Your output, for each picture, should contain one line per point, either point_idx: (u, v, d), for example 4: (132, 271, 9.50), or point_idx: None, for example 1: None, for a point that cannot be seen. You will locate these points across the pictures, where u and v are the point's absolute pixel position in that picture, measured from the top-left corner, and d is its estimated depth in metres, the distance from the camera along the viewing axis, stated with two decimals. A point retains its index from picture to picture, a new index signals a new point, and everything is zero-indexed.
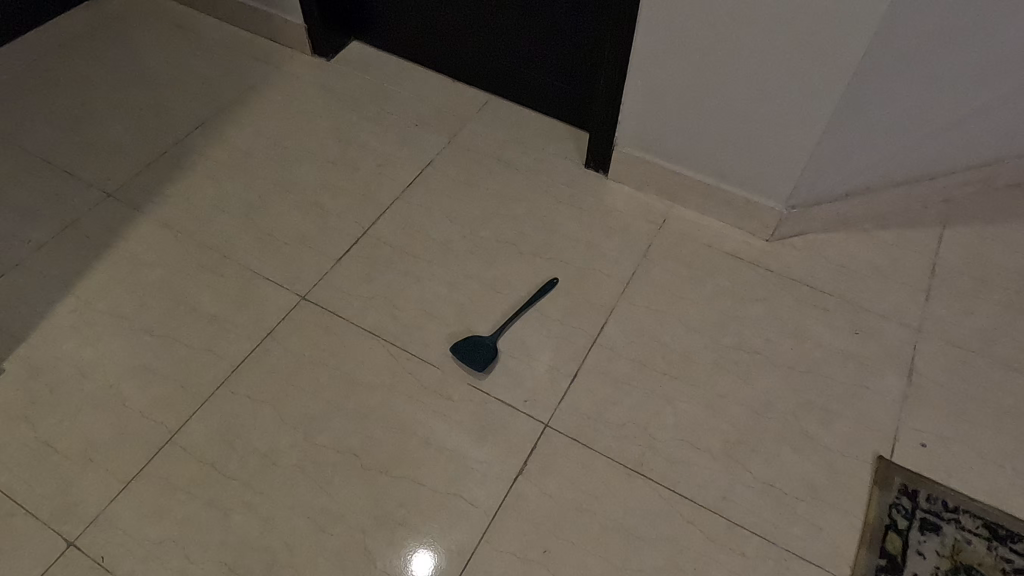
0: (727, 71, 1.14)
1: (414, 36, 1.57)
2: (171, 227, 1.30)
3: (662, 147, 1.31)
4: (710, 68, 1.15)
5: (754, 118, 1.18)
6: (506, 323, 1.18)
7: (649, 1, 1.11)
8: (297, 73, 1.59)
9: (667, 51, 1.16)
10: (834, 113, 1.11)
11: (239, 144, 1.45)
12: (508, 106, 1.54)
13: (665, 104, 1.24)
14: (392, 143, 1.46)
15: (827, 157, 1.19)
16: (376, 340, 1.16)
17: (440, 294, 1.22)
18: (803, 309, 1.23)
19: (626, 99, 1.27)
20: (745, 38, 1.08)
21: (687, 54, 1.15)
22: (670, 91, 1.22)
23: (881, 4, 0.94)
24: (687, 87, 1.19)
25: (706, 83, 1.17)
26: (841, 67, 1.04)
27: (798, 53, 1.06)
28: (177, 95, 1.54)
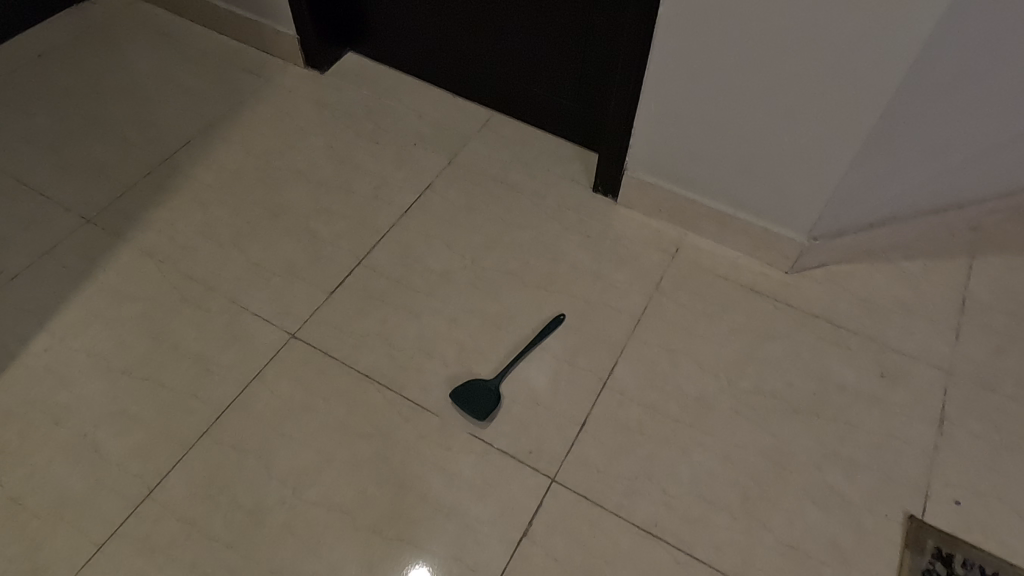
0: (748, 97, 1.06)
1: (413, 49, 1.49)
2: (153, 255, 1.22)
3: (675, 173, 1.24)
4: (730, 93, 1.07)
5: (776, 146, 1.10)
6: (509, 365, 1.10)
7: (667, 21, 1.03)
8: (290, 86, 1.51)
9: (684, 73, 1.08)
10: (864, 143, 1.03)
11: (227, 164, 1.37)
12: (512, 124, 1.46)
13: (680, 128, 1.16)
14: (388, 163, 1.38)
15: (854, 187, 1.11)
16: (371, 383, 1.09)
17: (440, 331, 1.15)
18: (825, 348, 1.16)
19: (638, 122, 1.19)
20: (770, 62, 1.00)
21: (706, 77, 1.07)
22: (686, 115, 1.14)
23: (922, 30, 0.86)
24: (704, 112, 1.12)
25: (725, 108, 1.09)
26: (874, 95, 0.96)
27: (828, 79, 0.98)
28: (162, 109, 1.46)
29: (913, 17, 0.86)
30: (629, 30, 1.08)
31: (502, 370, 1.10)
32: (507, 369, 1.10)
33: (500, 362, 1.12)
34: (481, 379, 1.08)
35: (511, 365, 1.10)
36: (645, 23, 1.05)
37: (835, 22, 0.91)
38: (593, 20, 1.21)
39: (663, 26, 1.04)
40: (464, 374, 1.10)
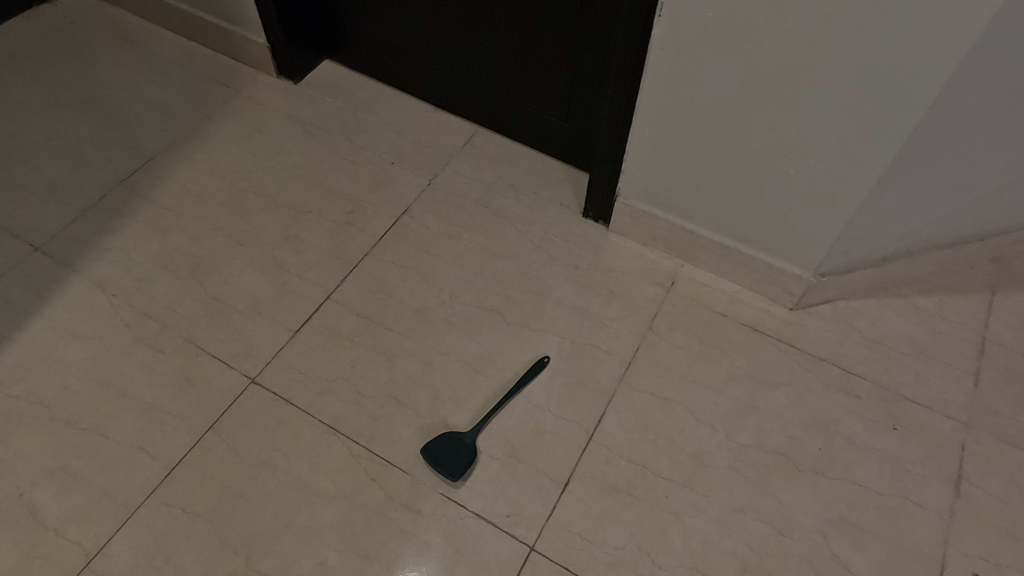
0: (751, 126, 0.96)
1: (392, 59, 1.39)
2: (105, 288, 1.13)
3: (671, 202, 1.14)
4: (731, 121, 0.97)
5: (781, 179, 1.00)
6: (486, 416, 1.01)
7: (662, 41, 0.93)
8: (261, 98, 1.41)
9: (681, 98, 0.98)
10: (880, 179, 0.93)
11: (189, 185, 1.27)
12: (497, 141, 1.36)
13: (676, 155, 1.06)
14: (363, 185, 1.28)
15: (866, 224, 1.01)
16: (337, 435, 1.00)
17: (413, 376, 1.06)
18: (833, 396, 1.06)
19: (631, 148, 1.09)
20: (775, 90, 0.90)
21: (705, 102, 0.97)
22: (682, 142, 1.04)
23: (950, 60, 0.76)
24: (702, 139, 1.02)
25: (725, 137, 1.00)
26: (892, 128, 0.87)
27: (841, 110, 0.88)
28: (122, 123, 1.36)
29: (939, 46, 0.76)
30: (621, 48, 0.97)
31: (478, 422, 1.01)
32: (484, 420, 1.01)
33: (477, 411, 1.03)
34: (455, 432, 0.99)
35: (489, 416, 1.01)
36: (639, 42, 0.95)
37: (850, 49, 0.81)
38: (583, 34, 1.11)
39: (658, 46, 0.94)
40: (438, 425, 1.01)
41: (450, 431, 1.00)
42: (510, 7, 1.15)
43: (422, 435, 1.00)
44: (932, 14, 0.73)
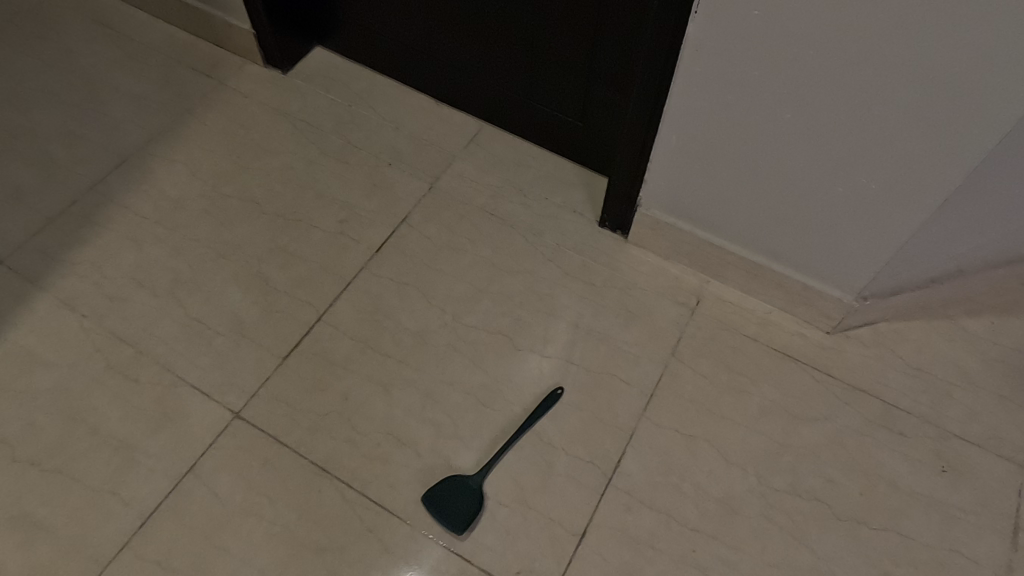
0: (795, 139, 0.85)
1: (390, 48, 1.26)
2: (75, 308, 1.03)
3: (698, 217, 1.03)
4: (771, 133, 0.86)
5: (827, 197, 0.89)
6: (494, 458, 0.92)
7: (697, 41, 0.81)
8: (246, 90, 1.29)
9: (714, 106, 0.87)
10: (942, 202, 0.82)
11: (167, 189, 1.16)
12: (505, 139, 1.25)
13: (706, 168, 0.95)
14: (358, 190, 1.17)
15: (920, 247, 0.91)
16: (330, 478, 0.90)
17: (413, 410, 0.96)
18: (874, 433, 0.97)
19: (656, 158, 0.98)
20: (827, 100, 0.79)
21: (743, 111, 0.85)
22: (715, 153, 0.93)
23: None
24: (737, 151, 0.90)
25: (765, 149, 0.88)
26: (963, 148, 0.75)
27: (904, 125, 0.76)
28: (95, 117, 1.24)
29: None
30: (649, 46, 0.86)
31: (485, 464, 0.92)
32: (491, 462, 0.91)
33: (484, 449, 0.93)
34: (459, 476, 0.90)
35: (497, 457, 0.92)
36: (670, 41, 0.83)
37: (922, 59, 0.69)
38: (603, 25, 0.99)
39: (692, 48, 0.82)
40: (441, 467, 0.92)
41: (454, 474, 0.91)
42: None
43: (423, 479, 0.91)
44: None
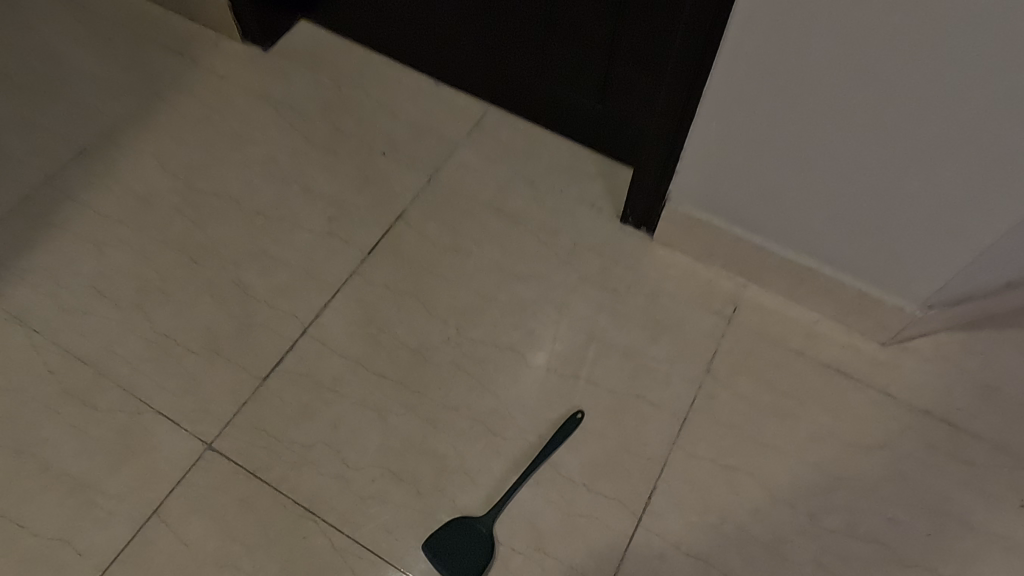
0: (868, 121, 0.70)
1: (383, 21, 1.12)
2: (26, 323, 0.91)
3: (741, 212, 0.89)
4: (838, 115, 0.71)
5: (901, 189, 0.75)
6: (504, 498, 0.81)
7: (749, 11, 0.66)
8: (223, 70, 1.15)
9: (768, 83, 0.72)
10: None
11: (132, 184, 1.03)
12: (513, 124, 1.11)
13: (754, 156, 0.81)
14: (349, 185, 1.04)
15: (1005, 251, 0.77)
16: (319, 519, 0.80)
17: (413, 440, 0.84)
18: (940, 463, 0.84)
19: (694, 145, 0.84)
20: (914, 72, 0.64)
21: (804, 88, 0.70)
22: (765, 139, 0.78)
23: None
24: (793, 136, 0.76)
25: (828, 133, 0.74)
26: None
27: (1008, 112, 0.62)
28: (51, 102, 1.11)
29: None
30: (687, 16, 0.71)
31: (495, 504, 0.81)
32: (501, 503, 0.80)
33: (494, 485, 0.82)
34: (465, 519, 0.79)
35: (507, 498, 0.81)
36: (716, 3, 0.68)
37: None
38: None
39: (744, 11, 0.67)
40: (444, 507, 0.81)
41: (458, 516, 0.80)
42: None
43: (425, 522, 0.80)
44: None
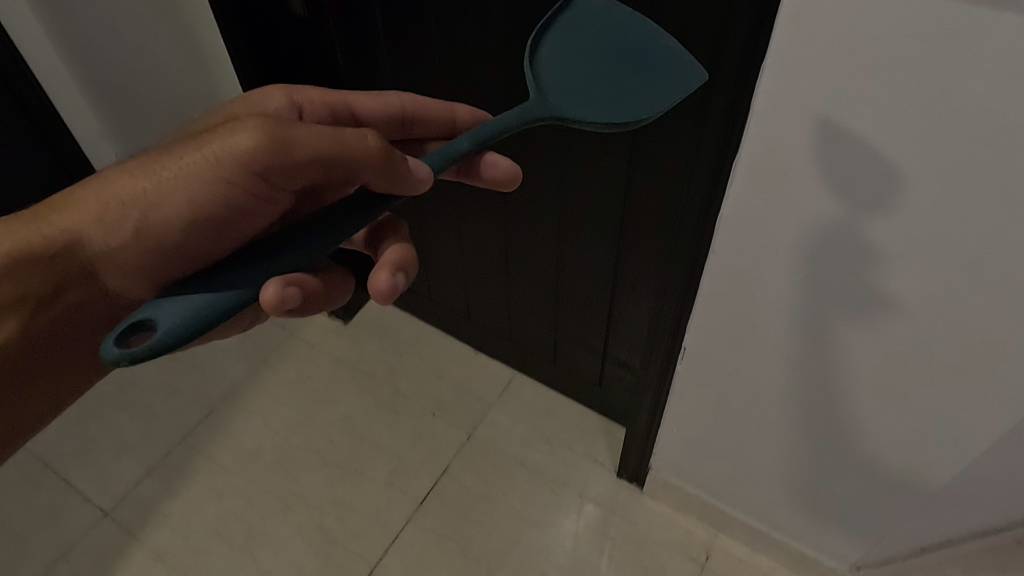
0: (807, 422, 0.92)
1: (440, 315, 1.50)
2: (165, 560, 1.24)
3: (758, 453, 1.03)
4: (793, 414, 0.93)
5: (856, 477, 0.94)
6: (444, 164, 0.57)
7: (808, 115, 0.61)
8: (314, 340, 1.53)
9: (715, 400, 1.00)
10: (893, 516, 0.96)
11: (244, 439, 1.38)
12: (535, 388, 1.44)
13: (722, 442, 1.06)
14: (407, 439, 1.37)
15: (889, 547, 1.03)
16: (365, 136, 0.58)
17: (150, 346, 0.45)
18: None
19: (784, 188, 0.68)
20: (860, 375, 0.81)
21: (904, 72, 0.54)
22: (926, 189, 0.60)
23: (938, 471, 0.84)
24: (753, 430, 1.00)
25: (943, 284, 0.66)
26: (946, 456, 0.82)
27: (848, 461, 0.93)
28: (186, 369, 1.50)
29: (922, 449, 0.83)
30: (655, 376, 1.05)
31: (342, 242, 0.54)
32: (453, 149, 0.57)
33: (386, 203, 0.56)
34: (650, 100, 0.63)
35: (448, 162, 0.57)
36: (673, 340, 0.97)
37: (845, 424, 0.88)
38: (614, 327, 1.18)
39: (828, 114, 0.60)
40: (418, 165, 0.56)
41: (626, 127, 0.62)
42: (544, 273, 1.19)
43: None
44: (981, 342, 0.68)
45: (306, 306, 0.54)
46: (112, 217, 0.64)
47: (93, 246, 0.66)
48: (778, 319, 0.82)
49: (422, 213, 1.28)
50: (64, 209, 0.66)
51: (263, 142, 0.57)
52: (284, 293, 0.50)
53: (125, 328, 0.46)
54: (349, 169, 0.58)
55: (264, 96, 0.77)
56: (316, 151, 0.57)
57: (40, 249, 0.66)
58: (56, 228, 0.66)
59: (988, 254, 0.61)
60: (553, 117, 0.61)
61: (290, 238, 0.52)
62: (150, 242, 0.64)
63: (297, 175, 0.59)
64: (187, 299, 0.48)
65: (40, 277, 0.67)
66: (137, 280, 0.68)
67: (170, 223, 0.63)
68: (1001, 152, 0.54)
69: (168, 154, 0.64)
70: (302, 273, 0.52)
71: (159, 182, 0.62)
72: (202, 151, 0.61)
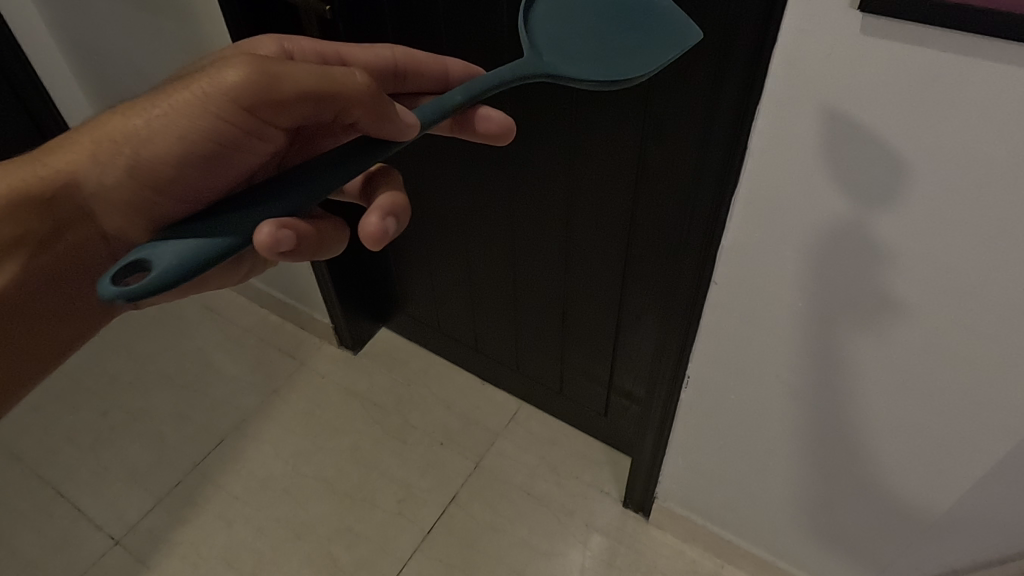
0: (810, 450, 0.95)
1: (448, 344, 1.53)
2: None
3: (763, 480, 1.05)
4: (795, 441, 0.95)
5: (859, 505, 0.96)
6: (435, 117, 0.55)
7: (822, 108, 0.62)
8: (324, 369, 1.56)
9: (719, 430, 1.02)
10: (899, 545, 0.97)
11: (255, 468, 1.40)
12: (541, 418, 1.46)
13: (727, 472, 1.08)
14: (415, 469, 1.39)
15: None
16: (354, 74, 0.57)
17: (149, 284, 0.44)
18: None
19: (793, 193, 0.70)
20: (865, 396, 0.82)
21: (897, 92, 0.58)
22: (927, 196, 0.62)
23: (942, 498, 0.86)
24: (757, 459, 1.02)
25: (942, 301, 0.68)
26: (945, 483, 0.84)
27: (853, 488, 0.94)
28: (198, 397, 1.52)
29: (926, 475, 0.85)
30: (661, 404, 1.06)
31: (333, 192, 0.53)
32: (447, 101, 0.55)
33: (379, 152, 0.54)
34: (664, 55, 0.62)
35: (440, 115, 0.55)
36: (677, 365, 0.99)
37: (848, 449, 0.90)
38: (618, 355, 1.20)
39: (838, 105, 0.61)
40: (404, 112, 0.54)
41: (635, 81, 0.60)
42: (550, 303, 1.22)
43: None
44: (974, 368, 0.71)
45: (297, 246, 0.54)
46: (107, 154, 0.66)
47: (90, 183, 0.68)
48: (779, 347, 0.85)
49: (431, 240, 1.31)
50: (63, 149, 0.68)
51: (248, 76, 0.58)
52: (278, 235, 0.49)
53: (121, 267, 0.46)
54: (338, 104, 0.58)
55: (256, 41, 0.78)
56: (304, 88, 0.57)
57: (37, 189, 0.67)
58: (53, 168, 0.67)
59: (984, 275, 0.64)
60: (550, 73, 0.59)
61: (281, 184, 0.51)
62: (145, 177, 0.66)
63: (285, 111, 0.60)
64: (184, 241, 0.47)
65: (40, 218, 0.68)
66: (133, 216, 0.70)
67: (161, 159, 0.65)
68: (990, 175, 0.58)
69: (159, 94, 0.64)
70: (294, 216, 0.52)
71: (150, 118, 0.63)
72: (189, 88, 0.61)
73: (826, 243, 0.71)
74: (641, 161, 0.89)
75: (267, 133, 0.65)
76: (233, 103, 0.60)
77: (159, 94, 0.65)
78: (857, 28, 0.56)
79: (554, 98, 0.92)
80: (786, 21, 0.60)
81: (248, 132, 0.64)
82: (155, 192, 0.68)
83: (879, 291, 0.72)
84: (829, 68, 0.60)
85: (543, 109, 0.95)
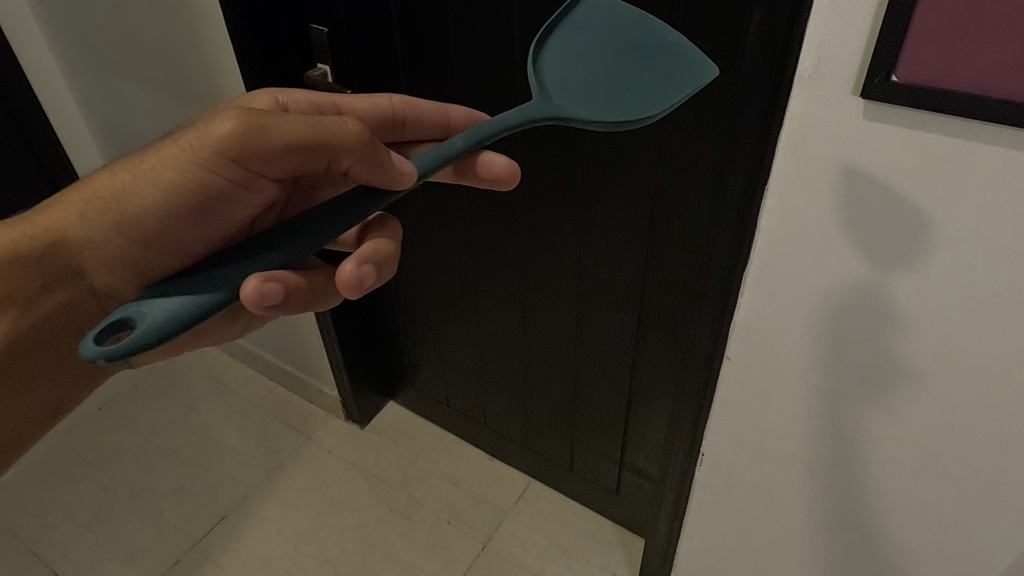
0: (828, 535, 0.91)
1: (455, 418, 1.51)
2: None
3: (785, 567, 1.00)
4: (815, 525, 0.92)
5: None
6: (434, 164, 0.56)
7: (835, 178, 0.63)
8: (330, 444, 1.54)
9: (735, 511, 1.00)
10: None
11: (256, 546, 1.36)
12: (551, 496, 1.42)
13: (744, 557, 1.04)
14: (421, 548, 1.35)
15: None
16: (346, 122, 0.59)
17: (134, 340, 0.44)
18: None
19: (805, 264, 0.70)
20: (887, 477, 0.80)
21: (907, 166, 0.59)
22: (938, 271, 0.62)
23: None
24: (777, 543, 0.99)
25: (963, 378, 0.67)
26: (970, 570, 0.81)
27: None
28: (201, 471, 1.50)
29: (956, 563, 0.81)
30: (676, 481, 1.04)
31: (325, 244, 0.53)
32: (445, 150, 0.56)
33: (381, 200, 0.56)
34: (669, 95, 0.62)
35: (439, 161, 0.56)
36: (692, 436, 0.97)
37: (873, 535, 0.87)
38: (629, 428, 1.18)
39: (846, 173, 0.62)
40: (401, 161, 0.55)
41: (636, 124, 0.61)
42: (559, 374, 1.21)
43: None
44: (999, 450, 0.69)
45: (285, 302, 0.54)
46: (96, 212, 0.67)
47: (78, 241, 0.69)
48: (793, 425, 0.84)
49: (438, 309, 1.32)
50: (53, 207, 0.70)
51: (234, 129, 0.59)
52: (263, 289, 0.50)
53: (106, 325, 0.46)
54: (328, 153, 0.59)
55: (251, 96, 0.81)
56: (292, 138, 0.58)
57: (24, 248, 0.68)
58: (40, 227, 0.68)
59: (1007, 352, 0.63)
60: (557, 117, 0.60)
61: (274, 240, 0.52)
62: (131, 234, 0.67)
63: (273, 162, 0.61)
64: (171, 298, 0.47)
65: (29, 278, 0.69)
66: (119, 274, 0.70)
67: (147, 214, 0.65)
68: (1005, 252, 0.58)
69: (150, 150, 0.66)
70: (281, 270, 0.52)
71: (138, 173, 0.65)
72: (179, 143, 0.63)
73: (838, 315, 0.71)
74: (650, 231, 0.91)
75: (255, 186, 0.66)
76: (219, 157, 0.61)
77: (147, 152, 0.66)
78: (859, 113, 0.58)
79: (562, 168, 0.94)
80: (790, 105, 0.62)
81: (235, 186, 0.65)
82: (142, 248, 0.68)
83: (892, 366, 0.71)
84: (838, 142, 0.61)
85: (551, 181, 0.97)
